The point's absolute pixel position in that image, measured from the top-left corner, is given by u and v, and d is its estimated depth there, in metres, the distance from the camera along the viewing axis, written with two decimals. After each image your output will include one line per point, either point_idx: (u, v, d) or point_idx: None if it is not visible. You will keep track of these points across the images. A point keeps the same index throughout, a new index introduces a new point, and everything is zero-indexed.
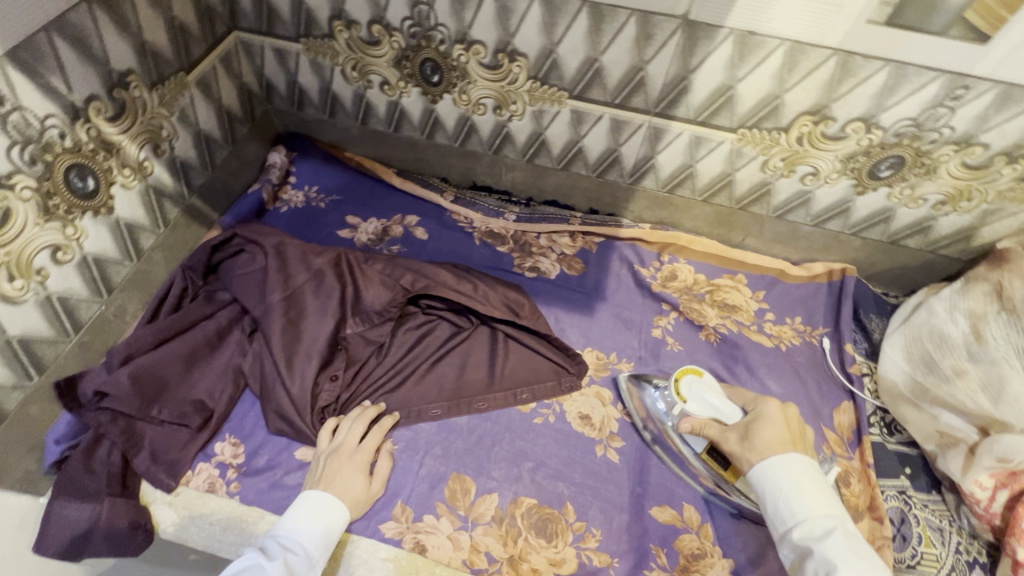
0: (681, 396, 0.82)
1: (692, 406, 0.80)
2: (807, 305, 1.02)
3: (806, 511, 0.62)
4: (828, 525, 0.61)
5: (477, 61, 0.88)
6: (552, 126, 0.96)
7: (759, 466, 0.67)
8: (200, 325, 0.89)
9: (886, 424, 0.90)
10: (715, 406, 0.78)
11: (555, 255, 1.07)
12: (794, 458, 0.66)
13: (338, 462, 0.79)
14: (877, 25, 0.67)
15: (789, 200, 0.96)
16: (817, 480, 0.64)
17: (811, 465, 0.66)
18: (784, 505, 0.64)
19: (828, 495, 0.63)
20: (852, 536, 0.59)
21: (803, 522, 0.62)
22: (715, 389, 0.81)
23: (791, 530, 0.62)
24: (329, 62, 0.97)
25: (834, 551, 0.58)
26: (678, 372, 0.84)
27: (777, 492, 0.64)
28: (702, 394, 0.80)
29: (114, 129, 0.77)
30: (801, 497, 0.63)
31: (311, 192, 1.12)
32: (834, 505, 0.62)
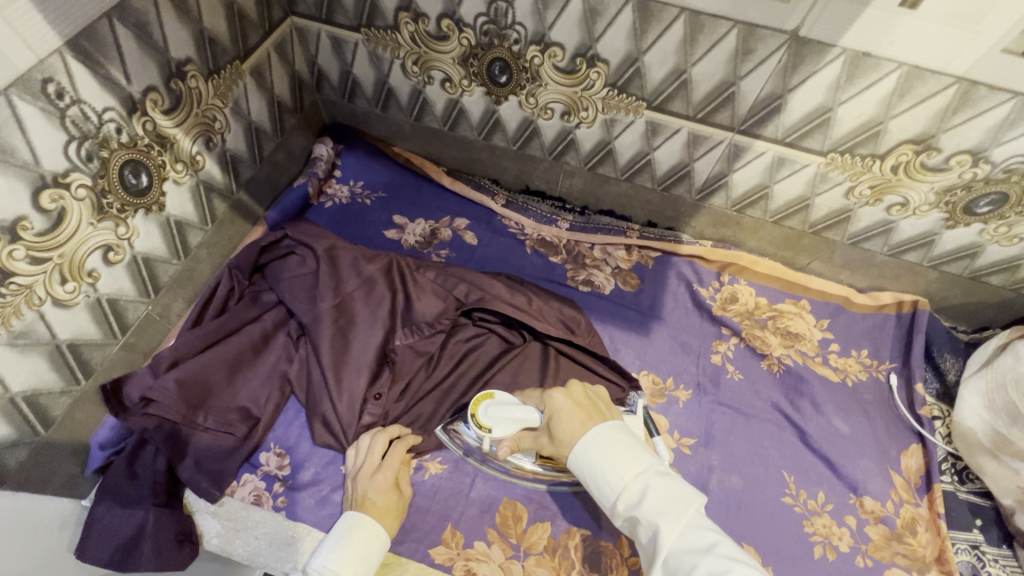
0: (484, 428, 0.75)
1: (499, 431, 0.75)
2: (874, 338, 0.97)
3: (619, 479, 0.61)
4: (642, 484, 0.60)
5: (552, 65, 0.82)
6: (622, 136, 0.90)
7: (573, 455, 0.64)
8: (246, 328, 0.85)
9: (957, 471, 0.86)
10: (517, 418, 0.75)
11: (609, 268, 1.02)
12: (599, 433, 0.64)
13: (365, 484, 0.75)
14: (1013, 56, 0.61)
15: (870, 228, 0.90)
16: (621, 441, 0.63)
17: (611, 428, 0.65)
18: (603, 481, 0.62)
19: (632, 451, 0.63)
20: (663, 479, 0.60)
21: (623, 493, 0.60)
22: (509, 401, 0.77)
23: (615, 505, 0.61)
24: (389, 54, 0.92)
25: (653, 511, 0.58)
26: (472, 404, 0.78)
27: (594, 471, 0.62)
28: (504, 414, 0.75)
29: (169, 122, 0.72)
30: (612, 467, 0.61)
31: (356, 188, 1.07)
32: (640, 458, 0.62)
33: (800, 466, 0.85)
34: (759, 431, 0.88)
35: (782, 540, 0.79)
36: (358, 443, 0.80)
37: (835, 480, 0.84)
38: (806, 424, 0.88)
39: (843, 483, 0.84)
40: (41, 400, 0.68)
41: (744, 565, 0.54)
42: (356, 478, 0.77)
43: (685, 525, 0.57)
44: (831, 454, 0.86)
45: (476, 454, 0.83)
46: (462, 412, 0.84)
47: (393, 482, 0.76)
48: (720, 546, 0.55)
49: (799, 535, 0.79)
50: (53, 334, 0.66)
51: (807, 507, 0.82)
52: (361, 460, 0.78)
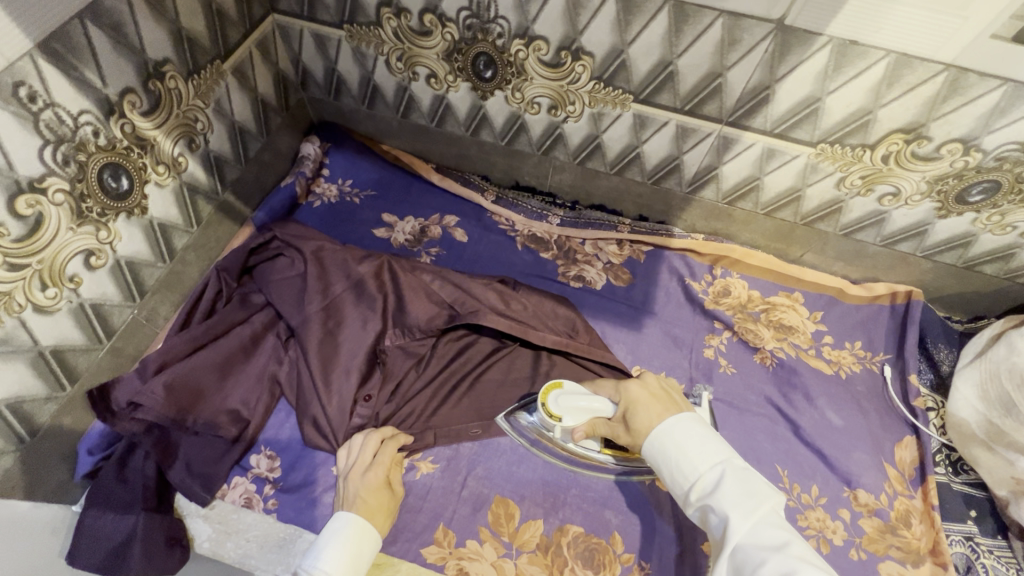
0: (554, 417, 0.74)
1: (571, 419, 0.74)
2: (867, 329, 0.96)
3: (695, 468, 0.60)
4: (717, 475, 0.59)
5: (538, 58, 0.81)
6: (611, 130, 0.89)
7: (648, 441, 0.65)
8: (235, 331, 0.84)
9: (951, 463, 0.86)
10: (588, 407, 0.74)
11: (600, 263, 1.02)
12: (673, 422, 0.64)
13: (356, 484, 0.74)
14: (1002, 41, 0.60)
15: (862, 219, 0.89)
16: (698, 432, 0.63)
17: (689, 420, 0.64)
18: (677, 469, 0.61)
19: (710, 443, 0.62)
20: (740, 473, 0.58)
21: (695, 482, 0.59)
22: (579, 391, 0.76)
23: (687, 493, 0.60)
24: (372, 51, 0.90)
25: (725, 503, 0.56)
26: (540, 395, 0.76)
27: (669, 459, 0.62)
28: (572, 403, 0.74)
29: (149, 123, 0.72)
30: (687, 456, 0.61)
31: (345, 187, 1.06)
32: (719, 450, 0.61)
33: (794, 460, 0.84)
34: (753, 425, 0.87)
35: None
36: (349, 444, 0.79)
37: (828, 473, 0.84)
38: (799, 418, 0.88)
39: (837, 477, 0.83)
40: (25, 407, 0.68)
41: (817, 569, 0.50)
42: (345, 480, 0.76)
43: (758, 520, 0.55)
44: (824, 447, 0.85)
45: (541, 444, 0.85)
46: (528, 402, 0.86)
47: (385, 481, 0.75)
48: (791, 546, 0.52)
49: (793, 529, 0.79)
50: (36, 341, 0.66)
51: (801, 501, 0.81)
52: (352, 462, 0.77)
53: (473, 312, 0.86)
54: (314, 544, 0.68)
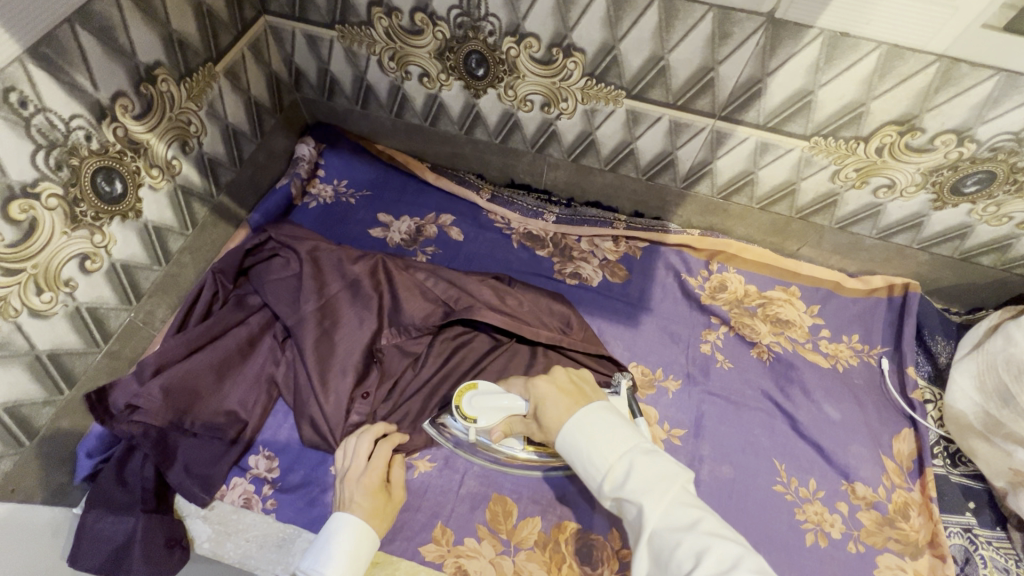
0: (470, 419, 0.76)
1: (486, 421, 0.75)
2: (865, 322, 0.96)
3: (604, 460, 0.60)
4: (627, 464, 0.59)
5: (528, 56, 0.81)
6: (604, 126, 0.89)
7: (559, 437, 0.64)
8: (232, 332, 0.85)
9: (950, 454, 0.86)
10: (502, 406, 0.75)
11: (596, 260, 1.02)
12: (582, 414, 0.63)
13: (353, 485, 0.73)
14: (994, 31, 0.60)
15: (858, 211, 0.89)
16: (604, 421, 0.63)
17: (595, 410, 0.64)
18: (587, 462, 0.61)
19: (618, 431, 0.62)
20: (647, 458, 0.59)
21: (606, 474, 0.59)
22: (494, 390, 0.77)
23: (601, 486, 0.60)
24: (365, 51, 0.91)
25: (637, 491, 0.57)
26: (455, 398, 0.78)
27: (579, 452, 0.62)
28: (488, 404, 0.75)
29: (141, 127, 0.72)
30: (596, 447, 0.61)
31: (340, 187, 1.06)
32: (624, 438, 0.61)
33: (791, 454, 0.84)
34: (750, 419, 0.87)
35: (776, 529, 0.78)
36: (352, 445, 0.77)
37: (826, 467, 0.84)
38: (796, 411, 0.87)
39: (834, 470, 0.83)
40: (24, 411, 0.68)
41: (727, 541, 0.53)
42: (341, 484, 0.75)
43: (669, 502, 0.57)
44: (821, 441, 0.85)
45: (466, 446, 0.83)
46: (450, 404, 0.83)
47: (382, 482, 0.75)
48: (702, 523, 0.54)
49: (791, 523, 0.79)
50: (32, 345, 0.66)
51: (799, 495, 0.81)
52: (347, 465, 0.76)
53: (467, 308, 0.86)
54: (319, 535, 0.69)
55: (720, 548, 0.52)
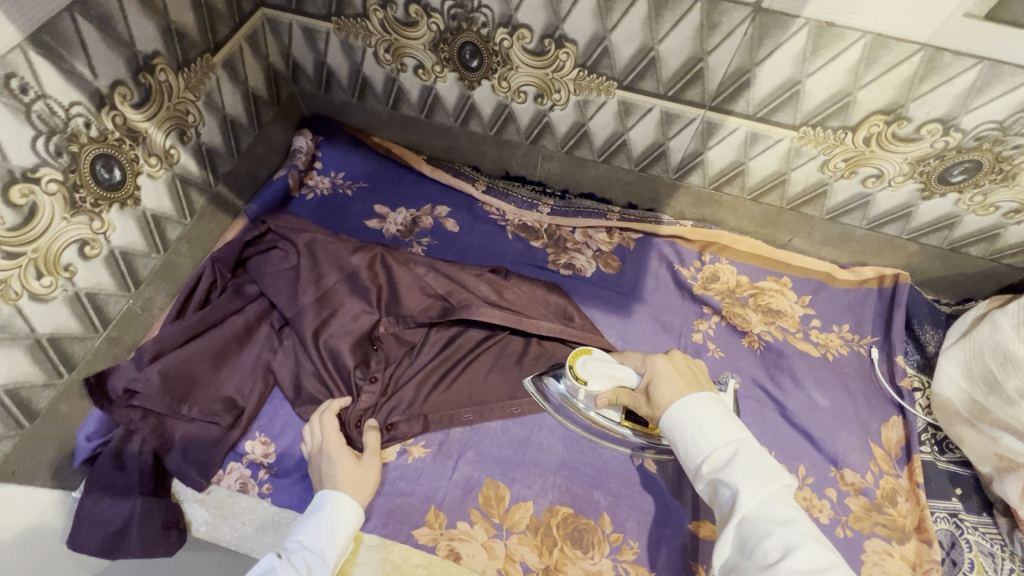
0: (581, 381, 0.77)
1: (597, 385, 0.76)
2: (855, 312, 0.97)
3: (710, 443, 0.60)
4: (731, 451, 0.59)
5: (521, 47, 0.82)
6: (596, 117, 0.90)
7: (666, 415, 0.65)
8: (229, 320, 0.86)
9: (938, 442, 0.87)
10: (614, 374, 0.75)
11: (591, 251, 1.03)
12: (695, 398, 0.64)
13: (327, 457, 0.76)
14: (976, 19, 0.61)
15: (847, 202, 0.90)
16: (714, 410, 0.63)
17: (707, 399, 0.64)
18: (691, 442, 0.62)
19: (727, 422, 0.62)
20: (754, 453, 0.59)
21: (709, 456, 0.60)
22: (606, 358, 0.78)
23: (700, 467, 0.61)
24: (361, 43, 0.92)
25: (737, 478, 0.57)
26: (568, 360, 0.79)
27: (685, 432, 0.63)
28: (599, 369, 0.76)
29: (140, 115, 0.73)
30: (704, 431, 0.61)
31: (337, 179, 1.07)
32: (736, 429, 0.61)
33: (782, 441, 0.85)
34: (741, 407, 0.88)
35: None
36: (315, 428, 0.79)
37: (815, 454, 0.85)
38: (786, 400, 0.88)
39: (823, 457, 0.84)
40: (23, 393, 0.69)
41: (821, 547, 0.51)
42: (312, 460, 0.77)
43: (767, 495, 0.55)
44: (811, 428, 0.86)
45: (565, 411, 0.87)
46: (555, 368, 0.87)
47: (350, 450, 0.77)
48: (798, 523, 0.53)
49: None
50: (32, 328, 0.67)
51: None
52: (314, 442, 0.78)
53: (465, 305, 0.87)
54: (321, 503, 0.71)
55: (814, 550, 0.50)
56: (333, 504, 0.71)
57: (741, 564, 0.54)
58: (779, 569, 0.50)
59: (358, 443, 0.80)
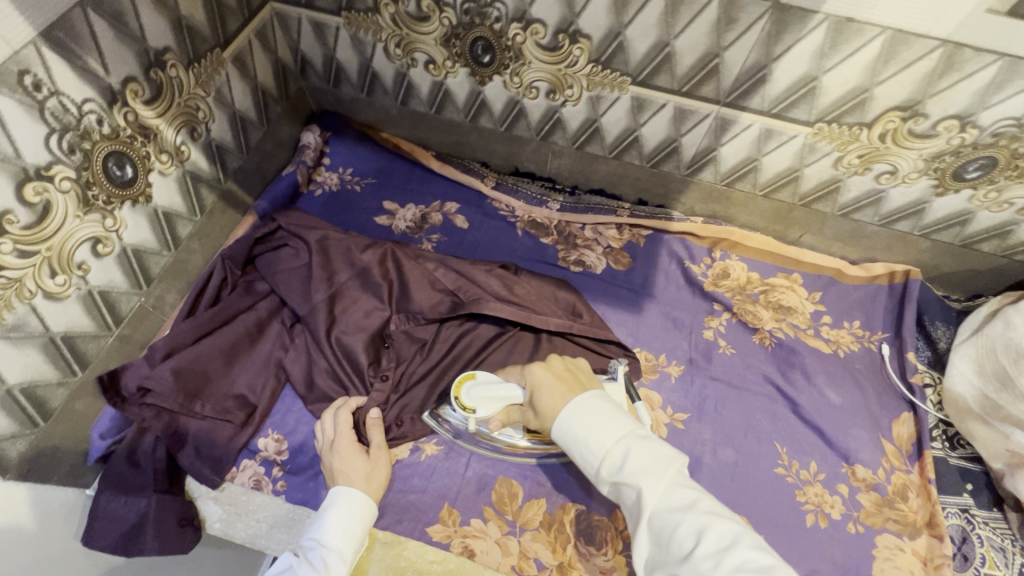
0: (469, 409, 0.78)
1: (484, 410, 0.77)
2: (866, 309, 0.97)
3: (601, 445, 0.60)
4: (623, 449, 0.60)
5: (534, 42, 0.82)
6: (608, 113, 0.89)
7: (556, 424, 0.64)
8: (240, 318, 0.85)
9: (949, 438, 0.87)
10: (500, 396, 0.77)
11: (600, 248, 1.02)
12: (581, 401, 0.64)
13: (337, 454, 0.76)
14: (997, 16, 0.61)
15: (860, 198, 0.90)
16: (599, 408, 0.63)
17: (592, 397, 0.65)
18: (583, 446, 0.61)
19: (613, 417, 0.63)
20: (643, 442, 0.60)
21: (603, 457, 0.60)
22: (492, 379, 0.79)
23: (598, 471, 0.60)
24: (371, 38, 0.91)
25: (635, 474, 0.57)
26: (454, 387, 0.80)
27: (577, 436, 0.62)
28: (484, 394, 0.77)
29: (150, 112, 0.72)
30: (594, 431, 0.61)
31: (345, 175, 1.06)
32: (622, 424, 0.62)
33: (793, 438, 0.86)
34: (752, 404, 0.88)
35: (776, 510, 0.79)
36: (324, 423, 0.79)
37: (827, 450, 0.85)
38: (798, 396, 0.88)
39: (835, 453, 0.85)
40: (38, 392, 0.69)
41: (724, 520, 0.54)
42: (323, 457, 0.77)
43: (666, 485, 0.57)
44: (823, 425, 0.86)
45: (466, 436, 0.83)
46: (447, 397, 0.84)
47: (357, 445, 0.77)
48: (700, 503, 0.56)
49: (792, 505, 0.80)
50: (47, 327, 0.67)
51: (800, 477, 0.82)
52: (325, 437, 0.78)
53: (475, 301, 0.86)
54: (330, 503, 0.70)
55: (720, 527, 0.53)
56: (343, 500, 0.70)
57: (660, 559, 0.55)
58: (695, 557, 0.51)
59: (365, 439, 0.79)
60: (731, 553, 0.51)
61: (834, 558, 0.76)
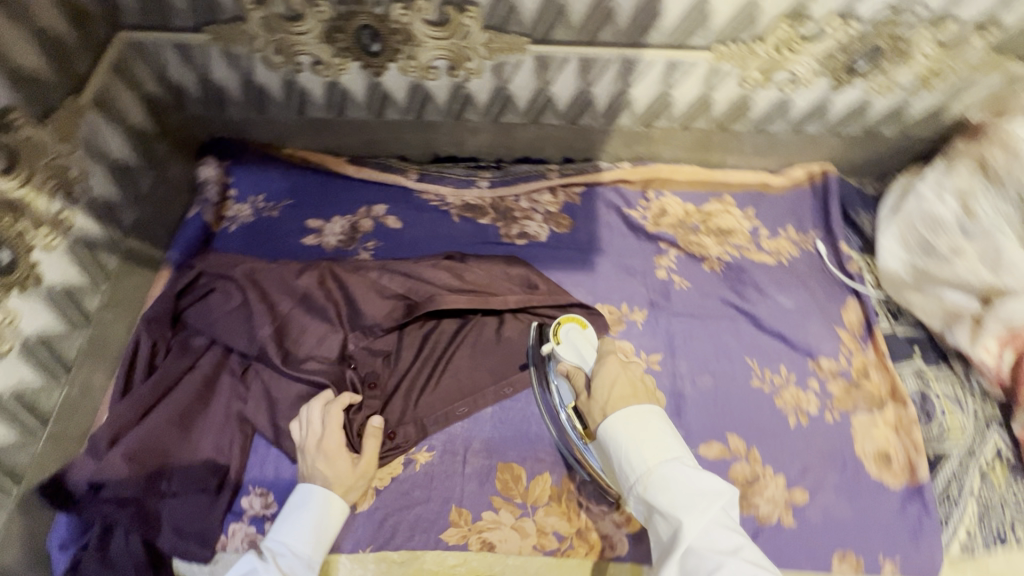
0: (556, 339, 0.79)
1: (562, 350, 0.77)
2: (796, 213, 1.02)
3: (644, 463, 0.59)
4: (666, 473, 0.58)
5: (421, 19, 0.78)
6: (515, 78, 0.87)
7: (604, 425, 0.64)
8: (184, 381, 0.78)
9: (891, 311, 0.94)
10: (582, 357, 0.76)
11: (540, 215, 1.00)
12: (635, 411, 0.63)
13: (324, 464, 0.73)
14: None
15: (768, 111, 0.93)
16: (651, 426, 0.62)
17: (647, 414, 0.63)
18: (626, 459, 0.61)
19: (664, 440, 0.61)
20: (690, 471, 0.58)
21: (645, 477, 0.59)
22: (589, 342, 0.79)
23: (635, 488, 0.60)
24: (244, 49, 0.83)
25: (673, 504, 0.56)
26: (560, 320, 0.81)
27: (623, 449, 0.62)
28: (575, 343, 0.78)
29: (12, 183, 0.63)
30: (640, 450, 0.60)
31: (258, 202, 0.97)
32: (671, 448, 0.60)
33: (760, 349, 0.90)
34: (716, 327, 0.91)
35: (761, 418, 0.84)
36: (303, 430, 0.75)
37: (792, 353, 0.89)
38: (756, 309, 0.92)
39: (800, 353, 0.89)
40: None
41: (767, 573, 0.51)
42: (305, 454, 0.74)
43: (708, 520, 0.55)
44: (783, 330, 0.91)
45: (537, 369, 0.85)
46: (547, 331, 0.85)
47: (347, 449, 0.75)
48: (743, 551, 0.53)
49: (772, 410, 0.84)
50: None
51: (774, 384, 0.87)
52: (310, 431, 0.75)
53: (430, 298, 0.85)
54: (304, 499, 0.70)
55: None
56: (321, 499, 0.70)
57: None
58: None
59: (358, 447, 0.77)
60: None
61: (821, 449, 0.82)
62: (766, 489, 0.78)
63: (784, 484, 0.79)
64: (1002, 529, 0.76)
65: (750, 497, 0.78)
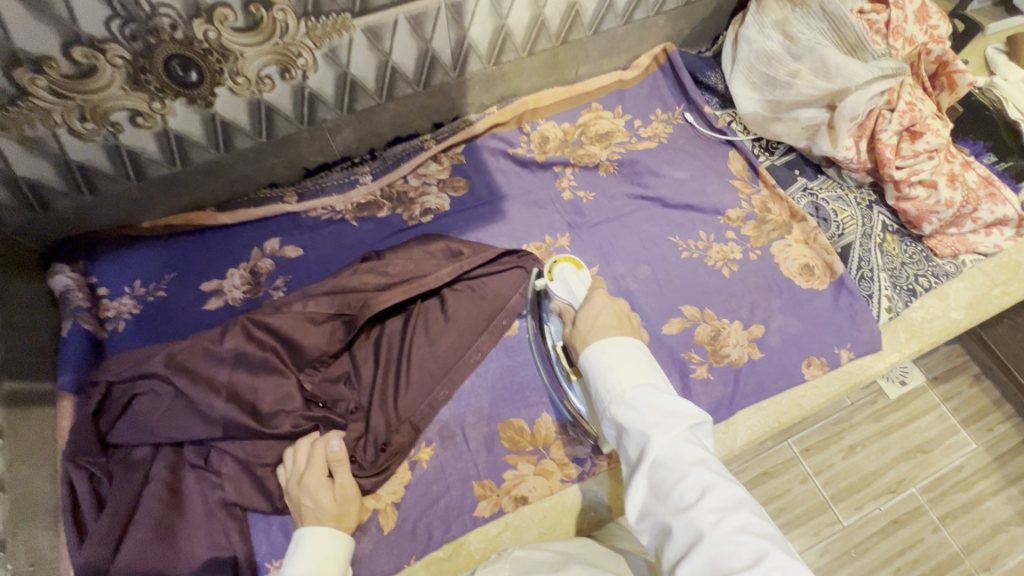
0: (549, 274, 0.79)
1: (553, 286, 0.77)
2: (657, 96, 1.09)
3: (618, 385, 0.58)
4: (637, 395, 0.57)
5: (229, 29, 0.71)
6: (353, 59, 0.83)
7: (587, 349, 0.63)
8: (145, 496, 0.70)
9: (765, 148, 1.06)
10: (571, 294, 0.76)
11: (434, 186, 0.99)
12: (616, 339, 0.61)
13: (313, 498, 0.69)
14: None
15: (598, 10, 0.97)
16: (630, 354, 0.60)
17: (624, 342, 0.61)
18: (601, 383, 0.59)
19: (642, 365, 0.59)
20: (663, 392, 0.56)
21: (618, 399, 0.57)
22: (581, 282, 0.77)
23: (606, 407, 0.58)
24: (43, 129, 0.72)
25: (643, 420, 0.55)
26: (562, 257, 0.80)
27: (598, 373, 0.60)
28: (567, 281, 0.77)
29: None
30: (616, 374, 0.59)
31: (138, 289, 0.88)
32: (645, 372, 0.58)
33: (677, 224, 0.96)
34: (632, 220, 0.97)
35: (702, 281, 0.91)
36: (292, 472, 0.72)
37: (703, 216, 0.97)
38: (660, 191, 0.98)
39: (710, 213, 0.97)
40: None
41: (729, 483, 0.51)
42: (291, 491, 0.71)
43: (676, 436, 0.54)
44: (688, 200, 0.97)
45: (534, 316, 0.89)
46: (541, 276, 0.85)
47: (328, 476, 0.71)
48: (709, 463, 0.52)
49: (708, 270, 0.92)
50: None
51: (699, 248, 0.94)
52: (295, 469, 0.71)
53: (366, 305, 0.80)
54: (302, 544, 0.64)
55: (725, 487, 0.50)
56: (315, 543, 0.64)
57: (655, 507, 0.53)
58: (697, 510, 0.49)
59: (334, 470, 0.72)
60: (734, 513, 0.49)
61: (758, 283, 0.90)
62: (729, 337, 0.86)
63: (743, 325, 0.87)
64: (911, 284, 0.91)
65: (718, 350, 0.85)
